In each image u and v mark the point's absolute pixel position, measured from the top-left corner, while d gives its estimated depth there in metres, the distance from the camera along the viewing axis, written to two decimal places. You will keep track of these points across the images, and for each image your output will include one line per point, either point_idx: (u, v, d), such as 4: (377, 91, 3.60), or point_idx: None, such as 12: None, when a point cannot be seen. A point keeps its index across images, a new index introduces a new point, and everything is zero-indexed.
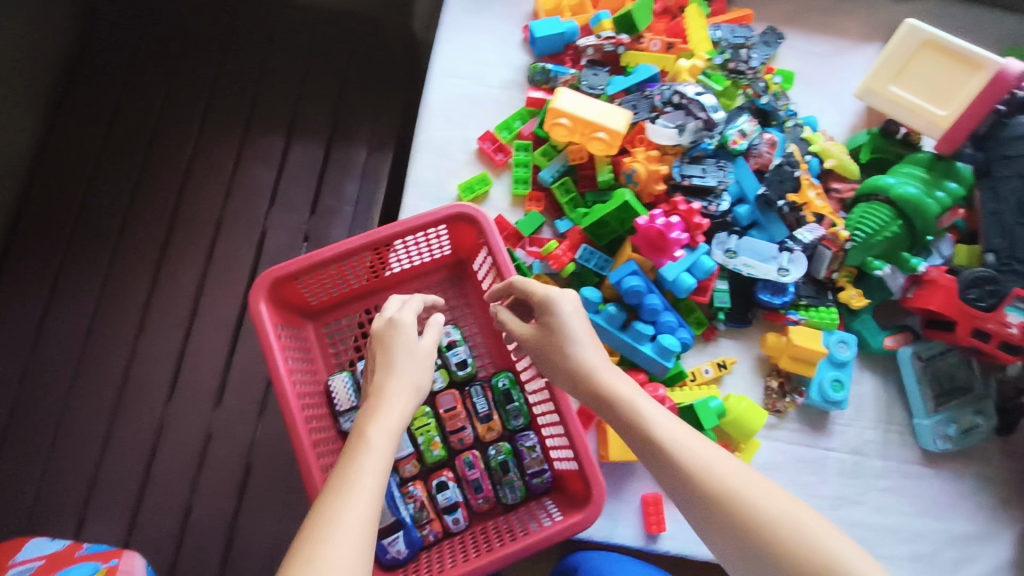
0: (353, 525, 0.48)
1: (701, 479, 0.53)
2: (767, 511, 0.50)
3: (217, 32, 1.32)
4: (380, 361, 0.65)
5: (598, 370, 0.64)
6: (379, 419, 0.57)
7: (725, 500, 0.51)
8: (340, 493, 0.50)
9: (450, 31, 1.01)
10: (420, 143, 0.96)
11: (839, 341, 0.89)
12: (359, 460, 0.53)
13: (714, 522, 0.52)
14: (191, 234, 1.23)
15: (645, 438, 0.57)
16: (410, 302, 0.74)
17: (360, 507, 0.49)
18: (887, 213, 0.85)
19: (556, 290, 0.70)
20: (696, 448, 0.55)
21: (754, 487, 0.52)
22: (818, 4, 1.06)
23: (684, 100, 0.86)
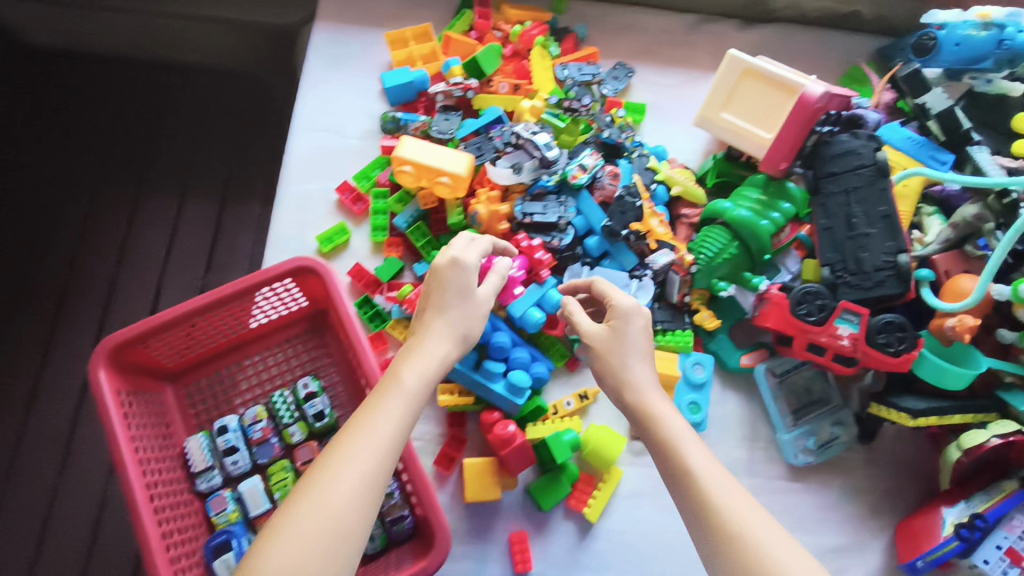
0: (366, 471, 0.54)
1: (714, 515, 0.57)
2: (764, 546, 0.55)
3: (107, 96, 1.34)
4: (433, 303, 0.68)
5: (646, 391, 0.67)
6: (415, 368, 0.63)
7: (728, 540, 0.56)
8: (361, 432, 0.57)
9: (310, 86, 1.03)
10: (281, 199, 0.98)
11: (694, 363, 0.91)
12: (386, 400, 0.60)
13: (710, 546, 0.57)
14: (86, 299, 1.23)
15: (679, 462, 0.61)
16: (477, 242, 0.75)
17: (376, 456, 0.55)
18: (723, 236, 0.89)
19: (634, 301, 0.72)
20: (723, 488, 0.59)
21: (760, 530, 0.56)
22: (668, 37, 1.11)
23: (521, 140, 0.89)
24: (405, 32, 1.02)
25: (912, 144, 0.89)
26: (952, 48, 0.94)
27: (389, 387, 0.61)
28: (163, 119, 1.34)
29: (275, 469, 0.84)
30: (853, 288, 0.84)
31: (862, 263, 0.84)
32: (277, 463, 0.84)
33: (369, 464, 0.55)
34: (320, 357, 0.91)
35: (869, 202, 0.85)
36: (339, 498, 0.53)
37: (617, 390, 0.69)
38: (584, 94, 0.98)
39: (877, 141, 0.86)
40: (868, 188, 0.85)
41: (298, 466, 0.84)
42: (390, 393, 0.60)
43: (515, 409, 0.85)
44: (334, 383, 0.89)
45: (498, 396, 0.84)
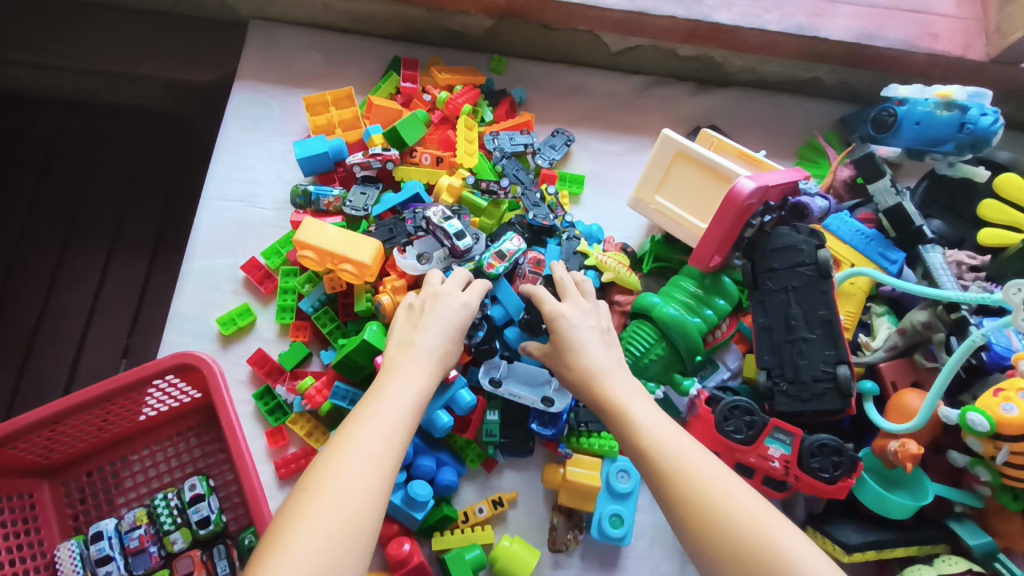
0: (363, 468, 0.50)
1: (682, 486, 0.52)
2: (764, 522, 0.50)
3: (41, 140, 1.29)
4: (425, 321, 0.66)
5: (607, 376, 0.63)
6: (406, 376, 0.60)
7: (705, 513, 0.51)
8: (346, 441, 0.52)
9: (225, 150, 0.97)
10: (185, 274, 0.92)
11: (619, 470, 0.82)
12: (370, 408, 0.56)
13: (692, 530, 0.51)
14: (2, 355, 1.17)
15: (650, 439, 0.56)
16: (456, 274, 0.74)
17: (370, 455, 0.52)
18: (651, 333, 0.82)
19: (562, 309, 0.69)
20: (694, 455, 0.54)
21: (754, 503, 0.51)
22: (615, 101, 1.04)
23: (430, 226, 0.82)
24: (326, 96, 0.95)
25: (860, 237, 0.83)
26: (911, 127, 0.87)
27: (382, 392, 0.58)
28: (97, 167, 1.28)
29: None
30: (790, 398, 0.77)
31: (799, 371, 0.76)
32: (156, 573, 0.78)
33: (362, 464, 0.51)
34: (214, 453, 0.84)
35: (808, 304, 0.77)
36: (331, 498, 0.48)
37: (582, 388, 0.65)
38: (511, 169, 0.92)
39: (819, 238, 0.79)
40: (807, 288, 0.77)
41: None
42: (380, 395, 0.57)
43: (413, 523, 0.77)
44: (227, 483, 0.82)
45: (394, 508, 0.76)
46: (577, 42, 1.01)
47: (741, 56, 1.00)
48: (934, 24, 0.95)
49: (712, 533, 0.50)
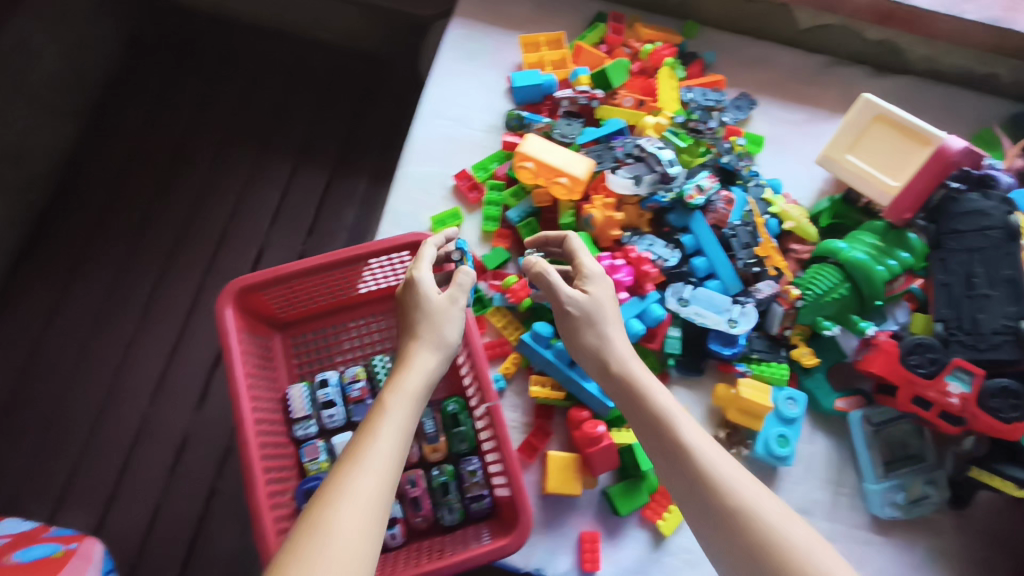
0: (381, 481, 0.56)
1: (718, 488, 0.60)
2: (785, 532, 0.56)
3: (244, 65, 1.45)
4: (414, 325, 0.72)
5: (628, 362, 0.72)
6: (409, 381, 0.66)
7: (740, 514, 0.58)
8: (356, 457, 0.57)
9: (441, 75, 1.08)
10: (401, 176, 1.02)
11: (787, 398, 0.90)
12: (378, 423, 0.61)
13: (722, 526, 0.58)
14: (196, 244, 1.32)
15: (675, 438, 0.65)
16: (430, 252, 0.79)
17: (385, 466, 0.57)
18: (835, 275, 0.89)
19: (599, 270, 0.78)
20: (720, 465, 0.62)
21: (776, 513, 0.58)
22: (795, 75, 1.12)
23: (643, 153, 0.92)
24: (539, 37, 1.05)
25: None
26: None
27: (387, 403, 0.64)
28: (291, 89, 1.43)
29: None
30: (967, 347, 0.82)
31: (978, 324, 0.82)
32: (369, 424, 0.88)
33: (380, 474, 0.56)
34: None
35: (993, 265, 0.83)
36: (355, 504, 0.53)
37: (609, 378, 0.73)
38: (708, 119, 1.00)
39: (1010, 205, 0.84)
40: (994, 250, 0.83)
41: None
42: (392, 402, 0.63)
43: (604, 411, 0.87)
44: None
45: (589, 396, 0.86)
46: (770, 17, 1.10)
47: (927, 44, 1.06)
48: None
49: (745, 530, 0.57)
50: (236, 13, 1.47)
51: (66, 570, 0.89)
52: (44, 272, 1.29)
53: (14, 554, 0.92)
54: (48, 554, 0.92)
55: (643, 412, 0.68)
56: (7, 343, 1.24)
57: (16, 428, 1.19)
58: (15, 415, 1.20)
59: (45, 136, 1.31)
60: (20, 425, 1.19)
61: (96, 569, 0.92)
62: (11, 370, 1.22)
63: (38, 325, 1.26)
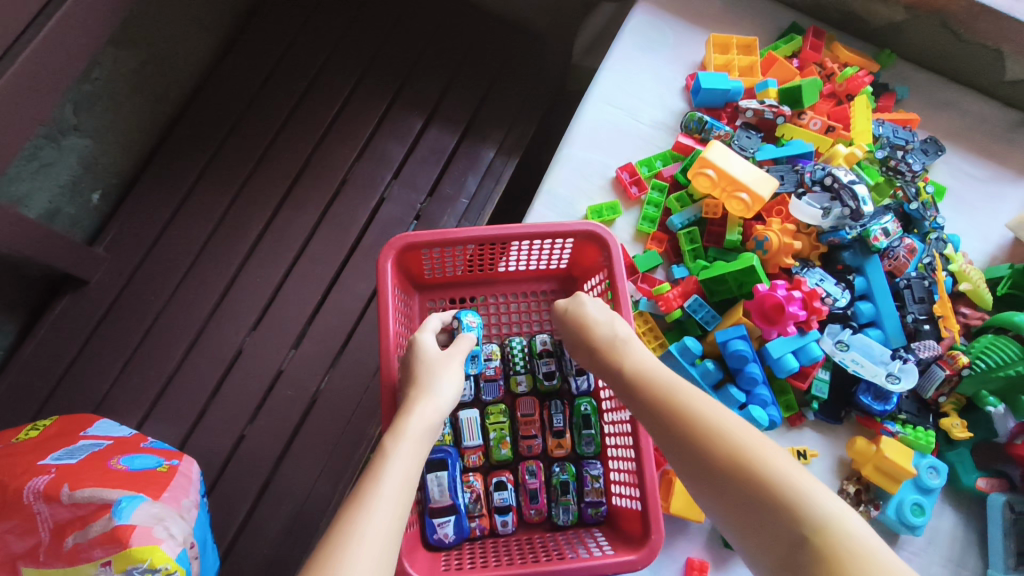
0: (382, 523, 0.52)
1: (673, 409, 0.57)
2: (739, 438, 0.53)
3: (391, 7, 1.40)
4: (413, 378, 0.70)
5: (609, 334, 0.70)
6: (411, 424, 0.63)
7: (692, 429, 0.55)
8: (362, 503, 0.53)
9: (617, 60, 1.03)
10: (561, 157, 0.98)
11: (929, 467, 0.85)
12: (380, 469, 0.57)
13: (682, 450, 0.55)
14: (317, 183, 1.29)
15: (633, 379, 0.63)
16: (433, 321, 0.79)
17: (392, 511, 0.54)
18: (1014, 350, 0.83)
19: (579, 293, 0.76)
20: (676, 397, 0.58)
21: (722, 420, 0.55)
22: (986, 127, 1.04)
23: (835, 184, 0.85)
24: (732, 39, 1.01)
25: None
26: None
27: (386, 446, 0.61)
28: (433, 45, 1.39)
29: (493, 410, 0.86)
30: None
31: None
32: (496, 404, 0.86)
33: (386, 518, 0.53)
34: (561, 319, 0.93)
35: None
36: (363, 553, 0.50)
37: (587, 351, 0.71)
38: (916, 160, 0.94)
39: None
40: None
41: (517, 415, 0.86)
42: (393, 445, 0.60)
43: None
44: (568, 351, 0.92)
45: None
46: (976, 61, 1.01)
47: None
48: None
49: (707, 457, 0.53)
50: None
51: (172, 488, 0.86)
52: (165, 179, 1.28)
53: (120, 460, 0.90)
54: (152, 467, 0.90)
55: (612, 368, 0.66)
56: (121, 245, 1.24)
57: (118, 330, 1.19)
58: (119, 316, 1.20)
59: (190, 44, 1.28)
60: (121, 327, 1.19)
61: (195, 491, 0.91)
62: (120, 273, 1.22)
63: (153, 232, 1.25)
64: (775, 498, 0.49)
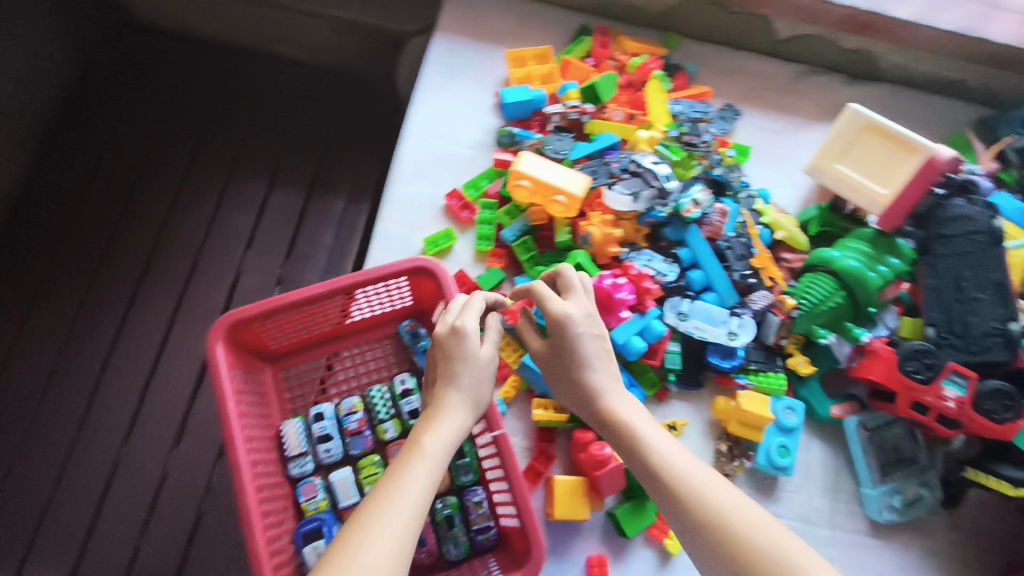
0: (387, 545, 0.51)
1: (705, 509, 0.59)
2: (757, 536, 0.55)
3: (210, 80, 1.38)
4: (442, 362, 0.69)
5: (606, 396, 0.72)
6: (439, 423, 0.64)
7: (728, 533, 0.56)
8: (388, 497, 0.55)
9: (427, 92, 1.06)
10: (389, 198, 1.00)
11: (786, 407, 0.90)
12: (412, 464, 0.59)
13: (705, 538, 0.58)
14: (167, 271, 1.25)
15: (660, 472, 0.64)
16: (471, 302, 0.74)
17: (413, 509, 0.55)
18: (830, 284, 0.89)
19: (566, 309, 0.73)
20: (702, 491, 0.60)
21: (757, 524, 0.56)
22: (774, 84, 1.13)
23: (640, 169, 0.90)
24: (525, 52, 1.05)
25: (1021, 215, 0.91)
26: None
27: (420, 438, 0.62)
28: (261, 107, 1.37)
29: (365, 462, 0.85)
30: (959, 350, 0.85)
31: (969, 327, 0.85)
32: (367, 456, 0.84)
33: (410, 513, 0.54)
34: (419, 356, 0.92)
35: (980, 268, 0.86)
36: (380, 541, 0.51)
37: (598, 412, 0.72)
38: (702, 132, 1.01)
39: (994, 210, 0.87)
40: (981, 254, 0.86)
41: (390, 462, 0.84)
42: (419, 443, 0.61)
43: None
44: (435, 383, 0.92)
45: None
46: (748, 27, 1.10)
47: (899, 52, 1.08)
48: None
49: (729, 550, 0.55)
50: (206, 23, 1.37)
51: None
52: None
53: None
54: None
55: (636, 456, 0.67)
56: None
57: None
58: None
59: None
60: None
61: None
62: None
63: None
64: None
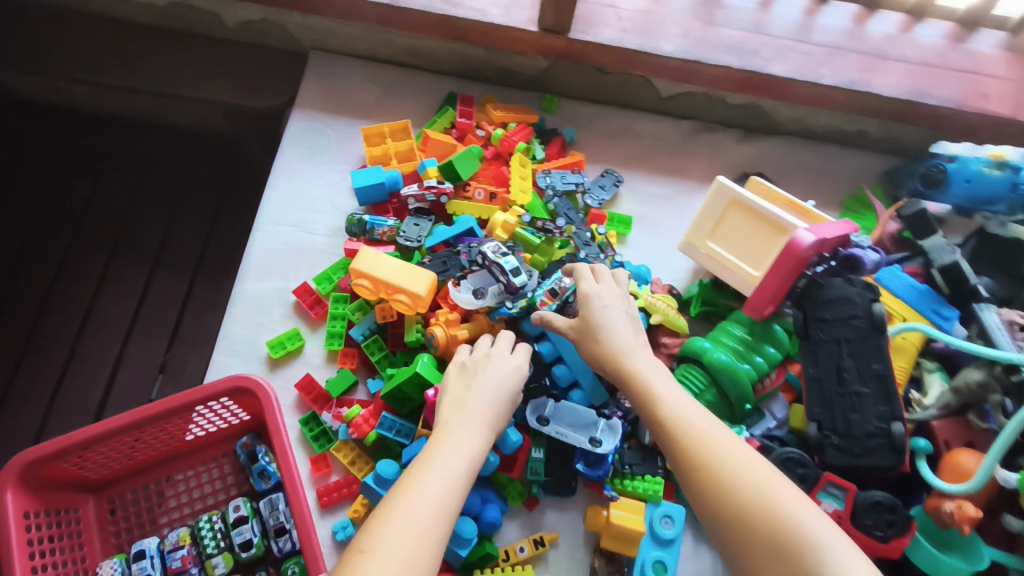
0: (426, 502, 0.54)
1: (703, 455, 0.58)
2: (760, 482, 0.55)
3: (92, 156, 1.31)
4: (473, 364, 0.71)
5: (624, 356, 0.70)
6: (476, 406, 0.66)
7: (724, 477, 0.56)
8: (428, 464, 0.58)
9: (281, 176, 0.99)
10: (236, 296, 0.92)
11: (663, 516, 0.80)
12: (449, 437, 0.62)
13: (699, 481, 0.57)
14: (43, 365, 1.17)
15: (669, 428, 0.62)
16: (505, 336, 0.76)
17: (451, 478, 0.58)
18: (701, 378, 0.82)
19: (597, 288, 0.75)
20: (702, 435, 0.60)
21: (753, 473, 0.56)
22: (662, 144, 1.05)
23: (486, 261, 0.82)
24: (383, 127, 0.98)
25: (914, 292, 0.83)
26: (961, 184, 0.89)
27: (457, 422, 0.64)
28: (146, 184, 1.30)
29: None
30: (841, 451, 0.76)
31: (851, 425, 0.76)
32: None
33: (445, 484, 0.57)
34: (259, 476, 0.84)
35: (861, 357, 0.77)
36: (422, 502, 0.54)
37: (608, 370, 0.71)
38: (563, 209, 0.94)
39: (874, 290, 0.79)
40: (862, 341, 0.77)
41: None
42: (457, 421, 0.64)
43: (455, 559, 0.76)
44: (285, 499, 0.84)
45: None
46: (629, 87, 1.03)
47: (790, 106, 1.01)
48: (985, 85, 0.96)
49: (722, 494, 0.55)
50: (70, 102, 1.28)
51: None
52: None
53: None
54: None
55: (648, 409, 0.65)
56: None
57: None
58: None
59: None
60: None
61: None
62: None
63: None
64: (782, 538, 0.51)
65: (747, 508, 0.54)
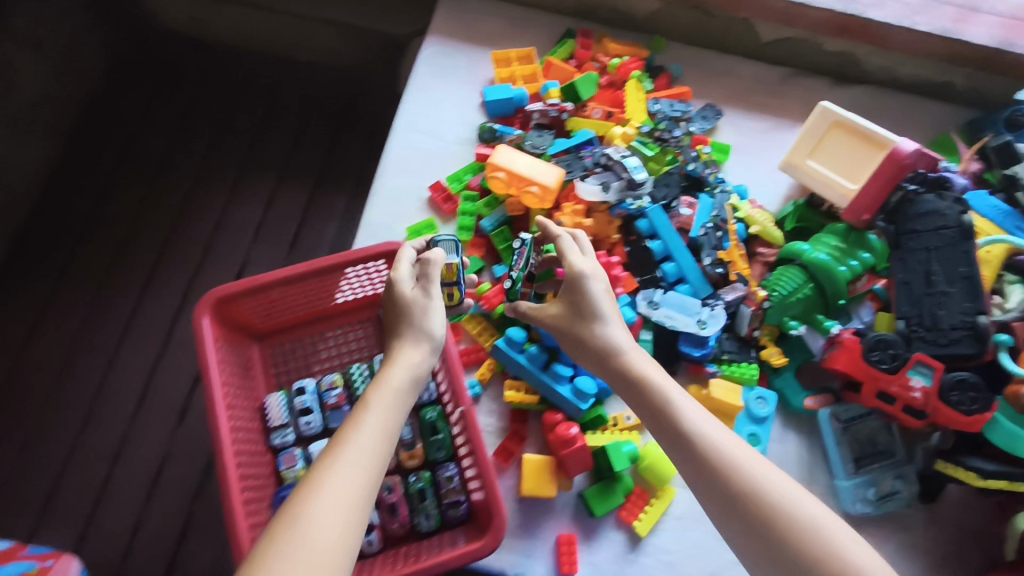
0: (342, 494, 0.54)
1: (730, 477, 0.60)
2: (787, 501, 0.58)
3: (226, 82, 1.45)
4: (396, 321, 0.73)
5: (629, 354, 0.72)
6: (393, 375, 0.65)
7: (750, 498, 0.58)
8: (335, 458, 0.56)
9: (416, 91, 1.11)
10: (376, 190, 1.04)
11: (757, 397, 0.91)
12: (360, 419, 0.60)
13: (722, 493, 0.60)
14: (180, 259, 1.30)
15: (694, 441, 0.63)
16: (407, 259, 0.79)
17: (366, 459, 0.57)
18: (798, 277, 0.91)
19: (588, 266, 0.77)
20: (724, 452, 0.62)
21: (780, 494, 0.58)
22: (760, 85, 1.15)
23: (610, 162, 0.96)
24: (510, 53, 1.11)
25: (997, 212, 0.93)
26: None
27: (370, 400, 0.62)
28: (273, 108, 1.43)
29: None
30: (927, 343, 0.85)
31: (938, 319, 0.85)
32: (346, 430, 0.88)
33: (356, 475, 0.55)
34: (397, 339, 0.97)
35: (949, 262, 0.86)
36: (343, 492, 0.54)
37: (606, 365, 0.73)
38: (673, 129, 1.04)
39: (963, 204, 0.88)
40: (951, 248, 0.86)
41: None
42: (374, 395, 0.63)
43: (576, 413, 0.88)
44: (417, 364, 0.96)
45: (562, 398, 0.87)
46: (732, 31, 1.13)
47: (883, 54, 1.10)
48: None
49: (756, 515, 0.57)
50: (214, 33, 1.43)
51: None
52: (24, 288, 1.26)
53: None
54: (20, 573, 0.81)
55: (667, 420, 0.66)
56: None
57: None
58: None
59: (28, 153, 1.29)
60: None
61: None
62: None
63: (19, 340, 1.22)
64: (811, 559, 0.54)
65: (776, 525, 0.56)
